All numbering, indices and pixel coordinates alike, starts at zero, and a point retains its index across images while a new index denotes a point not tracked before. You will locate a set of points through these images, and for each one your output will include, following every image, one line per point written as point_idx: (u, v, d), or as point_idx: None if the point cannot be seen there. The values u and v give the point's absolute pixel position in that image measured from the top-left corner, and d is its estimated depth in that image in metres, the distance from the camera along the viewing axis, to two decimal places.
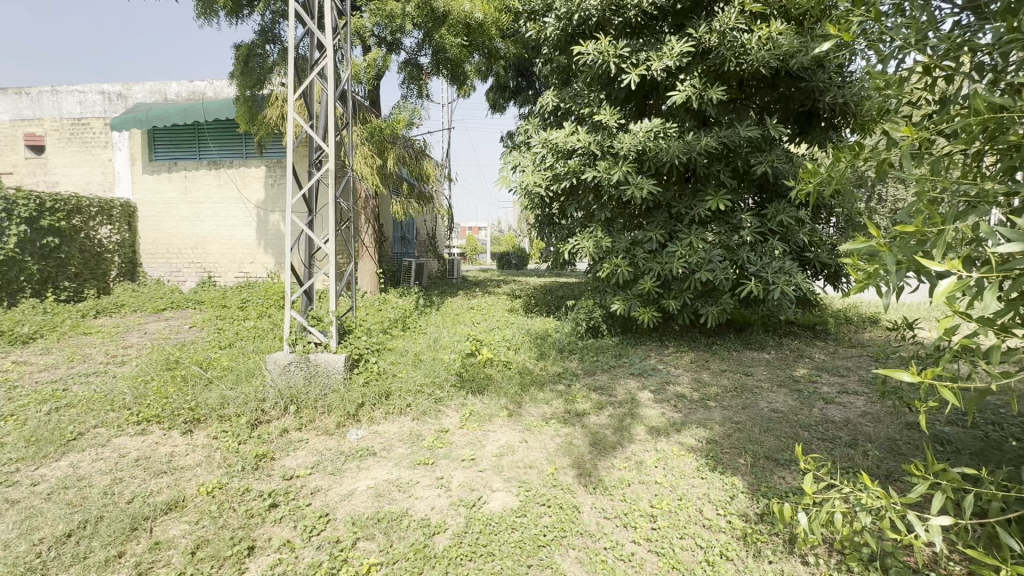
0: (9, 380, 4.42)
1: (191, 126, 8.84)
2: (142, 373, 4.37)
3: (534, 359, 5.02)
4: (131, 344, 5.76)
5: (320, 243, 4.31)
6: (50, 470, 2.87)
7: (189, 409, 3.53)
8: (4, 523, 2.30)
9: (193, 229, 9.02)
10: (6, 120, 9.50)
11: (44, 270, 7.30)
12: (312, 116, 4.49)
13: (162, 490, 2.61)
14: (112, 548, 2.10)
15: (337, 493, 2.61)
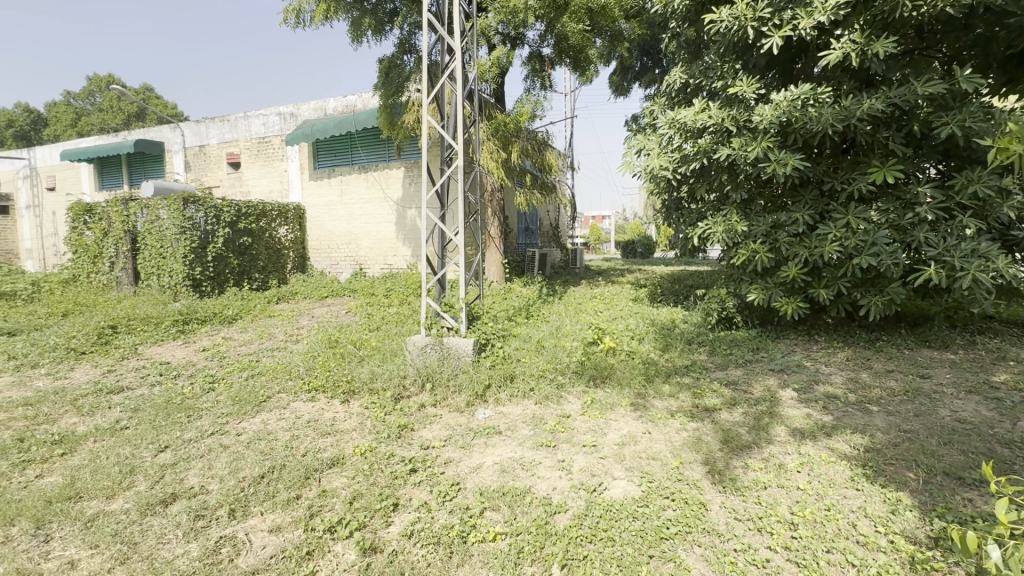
0: (220, 352, 5.55)
1: (345, 136, 10.07)
2: (312, 349, 5.16)
3: (659, 350, 4.83)
4: (302, 326, 6.83)
5: (452, 236, 4.64)
6: (248, 424, 3.55)
7: (347, 382, 4.09)
8: (221, 462, 2.92)
9: (347, 226, 10.29)
10: (213, 143, 11.66)
11: (241, 264, 9.04)
12: (442, 117, 4.81)
13: (328, 447, 3.08)
14: (292, 491, 2.55)
15: (467, 465, 2.82)
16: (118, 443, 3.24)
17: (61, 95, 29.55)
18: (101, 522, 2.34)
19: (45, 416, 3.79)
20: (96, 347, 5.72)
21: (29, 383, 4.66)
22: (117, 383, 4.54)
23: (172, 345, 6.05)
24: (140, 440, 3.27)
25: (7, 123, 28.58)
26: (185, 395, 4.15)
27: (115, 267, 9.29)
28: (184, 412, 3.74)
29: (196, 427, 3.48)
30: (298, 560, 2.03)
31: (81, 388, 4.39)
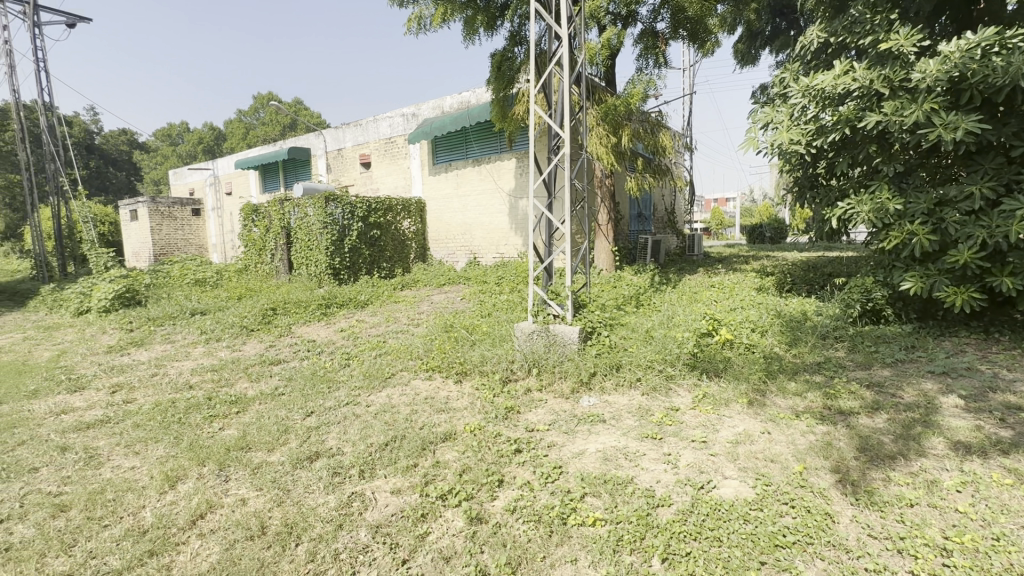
0: (355, 332, 6.28)
1: (461, 132, 10.58)
2: (430, 333, 5.59)
3: (784, 344, 4.40)
4: (423, 311, 7.41)
5: (559, 224, 4.66)
6: (376, 397, 3.99)
7: (460, 364, 4.37)
8: (354, 428, 3.33)
9: (462, 217, 10.84)
10: (348, 146, 13.02)
11: (372, 254, 10.04)
12: (550, 105, 4.81)
13: (442, 423, 3.34)
14: (411, 459, 2.82)
15: (569, 450, 2.87)
16: (277, 406, 3.86)
17: (236, 114, 35.18)
18: (265, 470, 2.81)
19: (227, 380, 4.65)
20: (261, 325, 6.82)
21: (216, 353, 5.74)
22: (277, 356, 5.39)
23: (317, 325, 6.97)
24: (293, 404, 3.86)
25: (199, 141, 34.80)
26: (327, 368, 4.80)
27: (275, 258, 10.91)
28: (326, 383, 4.32)
29: (335, 397, 4.00)
30: (414, 520, 2.25)
31: (251, 359, 5.30)
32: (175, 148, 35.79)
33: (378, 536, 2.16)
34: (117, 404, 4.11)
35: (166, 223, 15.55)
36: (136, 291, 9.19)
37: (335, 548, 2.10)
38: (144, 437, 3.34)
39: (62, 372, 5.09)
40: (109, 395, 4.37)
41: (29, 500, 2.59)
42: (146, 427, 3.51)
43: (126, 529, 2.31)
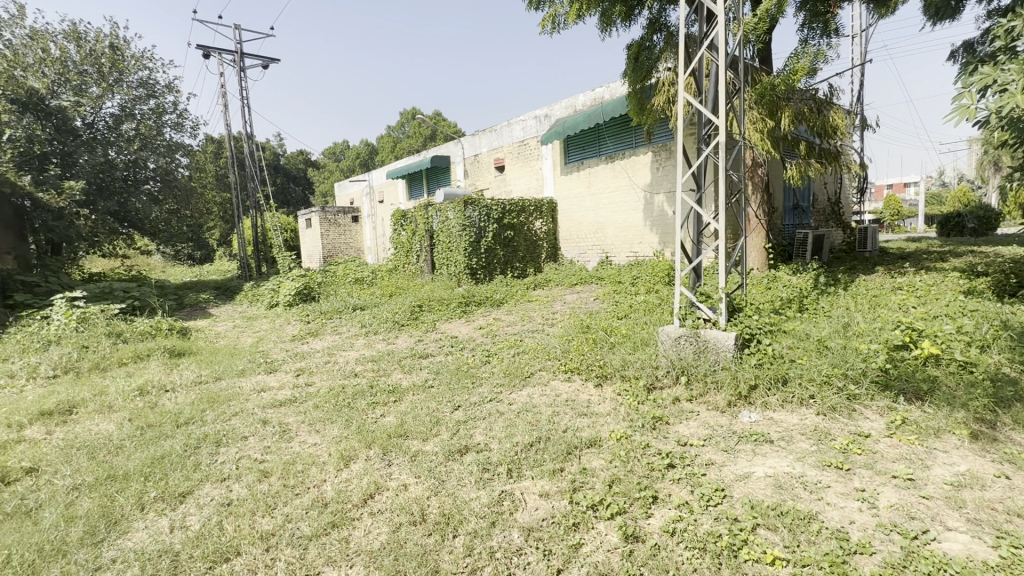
0: (493, 330, 6.51)
1: (594, 129, 10.42)
2: (567, 333, 5.55)
3: (1016, 363, 3.47)
4: (556, 310, 7.41)
5: (710, 220, 4.26)
6: (517, 395, 4.04)
7: (600, 367, 4.25)
8: (499, 425, 3.41)
9: (594, 216, 10.66)
10: (484, 151, 13.63)
11: (506, 255, 10.39)
12: (700, 92, 4.43)
13: (586, 427, 3.26)
14: (557, 463, 2.78)
15: (732, 472, 2.57)
16: (427, 398, 4.13)
17: (387, 130, 39.25)
18: (422, 458, 3.01)
19: (384, 370, 5.13)
20: (410, 321, 7.43)
21: (374, 345, 6.39)
22: (425, 350, 5.81)
23: (459, 322, 7.38)
24: (442, 397, 4.10)
25: (357, 156, 39.59)
26: (470, 364, 5.03)
27: (420, 259, 11.88)
28: (470, 378, 4.52)
29: (479, 393, 4.15)
30: (565, 528, 2.19)
31: (404, 352, 5.79)
32: (339, 164, 41.17)
33: (530, 540, 2.15)
34: (300, 386, 4.77)
35: (333, 230, 17.87)
36: (311, 289, 10.70)
37: (490, 546, 2.13)
38: (322, 418, 3.81)
39: (260, 356, 6.09)
40: (295, 378, 5.12)
41: (242, 464, 3.09)
42: (324, 408, 4.01)
43: (312, 500, 2.62)
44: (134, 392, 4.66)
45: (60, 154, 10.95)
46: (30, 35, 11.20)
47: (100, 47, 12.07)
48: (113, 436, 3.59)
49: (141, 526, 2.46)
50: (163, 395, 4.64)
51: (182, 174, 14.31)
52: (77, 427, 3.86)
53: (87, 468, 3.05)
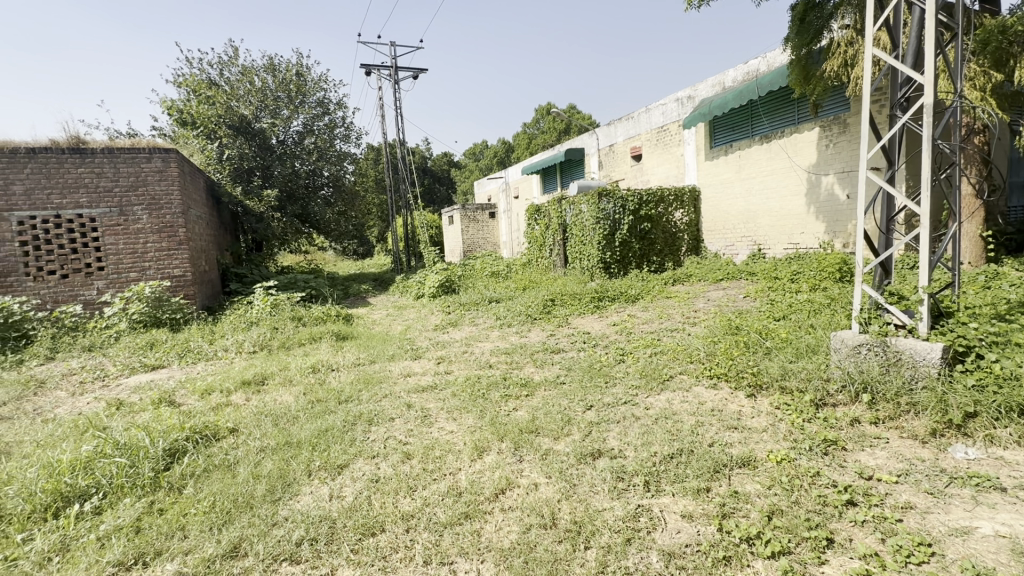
0: (628, 327, 6.20)
1: (746, 107, 9.34)
2: (712, 334, 5.03)
3: None
4: (699, 308, 6.80)
5: (908, 203, 3.45)
6: (655, 400, 3.74)
7: (753, 374, 3.75)
8: (634, 431, 3.19)
9: (745, 204, 9.58)
10: (620, 141, 13.13)
11: (642, 248, 9.92)
12: (897, 46, 3.59)
13: (737, 444, 2.87)
14: (702, 481, 2.48)
15: (942, 523, 2.03)
16: (559, 395, 4.05)
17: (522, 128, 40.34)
18: (552, 458, 2.93)
19: (517, 363, 5.20)
20: (542, 315, 7.47)
21: (508, 337, 6.54)
22: (557, 345, 5.76)
23: (591, 317, 7.20)
24: (575, 395, 3.99)
25: (495, 154, 41.41)
26: (603, 362, 4.84)
27: (553, 253, 11.92)
28: (603, 377, 4.33)
29: (613, 394, 3.94)
30: (713, 561, 1.93)
31: (536, 346, 5.82)
32: (478, 163, 43.47)
33: (672, 567, 1.93)
34: (440, 374, 5.07)
35: (472, 226, 18.94)
36: (452, 281, 11.41)
37: (626, 565, 1.97)
38: (459, 406, 3.96)
39: (407, 343, 6.63)
40: (436, 365, 5.46)
41: (389, 443, 3.34)
42: (462, 397, 4.18)
43: (448, 487, 2.71)
44: (309, 369, 5.41)
45: (261, 168, 13.32)
46: (241, 71, 13.71)
47: (289, 75, 14.26)
48: (291, 407, 4.18)
49: (308, 490, 2.78)
50: (329, 374, 5.31)
51: (349, 180, 16.33)
52: (266, 397, 4.59)
53: (271, 433, 3.58)
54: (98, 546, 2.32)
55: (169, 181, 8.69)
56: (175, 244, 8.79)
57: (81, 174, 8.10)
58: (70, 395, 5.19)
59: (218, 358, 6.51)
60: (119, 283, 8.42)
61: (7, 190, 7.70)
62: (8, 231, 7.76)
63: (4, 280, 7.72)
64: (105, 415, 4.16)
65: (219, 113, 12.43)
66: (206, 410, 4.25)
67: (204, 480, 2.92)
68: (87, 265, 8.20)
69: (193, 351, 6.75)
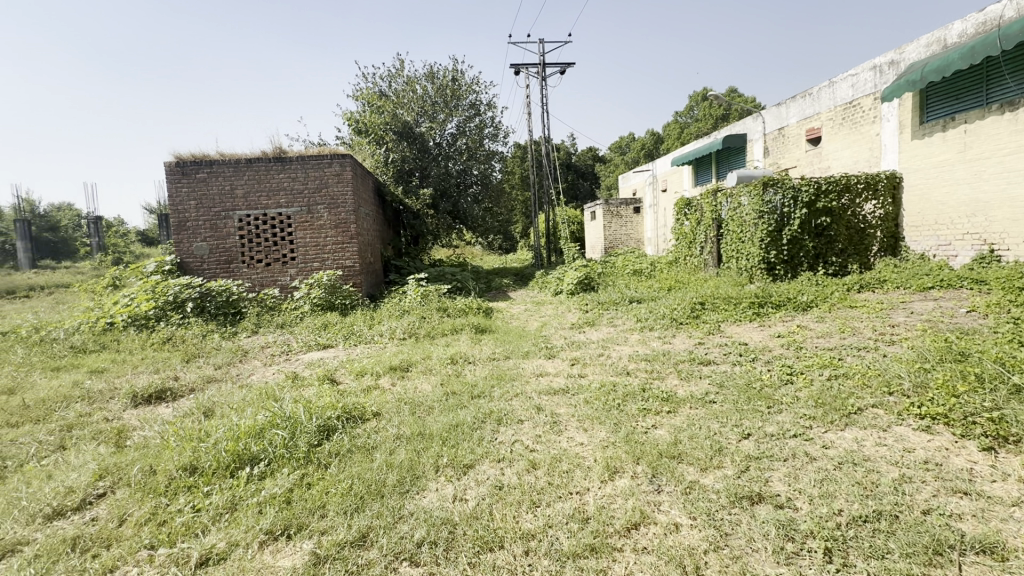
0: (797, 341, 5.23)
1: (979, 68, 7.28)
2: (920, 359, 3.93)
3: None
4: (898, 323, 5.46)
5: None
6: (836, 437, 3.00)
7: (991, 421, 2.78)
8: (806, 476, 2.56)
9: (970, 192, 7.50)
10: (792, 123, 11.36)
11: (817, 247, 8.45)
12: None
13: (968, 519, 2.11)
14: (914, 566, 1.84)
15: None
16: (707, 415, 3.51)
17: (673, 117, 37.97)
18: (697, 495, 2.48)
19: (658, 372, 4.70)
20: (689, 319, 6.76)
21: (648, 342, 6.02)
22: (706, 355, 5.10)
23: (749, 326, 6.28)
24: (727, 418, 3.41)
25: (642, 146, 39.64)
26: (764, 381, 4.10)
27: (704, 251, 10.83)
28: (764, 400, 3.65)
29: (776, 422, 3.28)
30: None
31: (681, 354, 5.23)
32: (623, 157, 42.10)
33: None
34: (573, 376, 4.84)
35: (615, 221, 18.51)
36: (592, 279, 11.08)
37: None
38: (591, 416, 3.67)
39: (543, 341, 6.52)
40: (570, 367, 5.24)
41: (515, 448, 3.21)
42: (594, 406, 3.88)
43: (572, 509, 2.45)
44: (447, 360, 5.61)
45: (419, 168, 14.53)
46: (405, 82, 15.09)
47: (445, 81, 15.27)
48: (429, 397, 4.32)
49: (434, 487, 2.77)
50: (466, 366, 5.44)
51: (496, 178, 16.95)
52: (408, 384, 4.85)
53: (407, 422, 3.72)
54: (257, 510, 2.57)
55: (345, 183, 9.86)
56: (348, 238, 9.95)
57: (281, 179, 9.63)
58: (262, 365, 6.16)
59: (375, 342, 7.18)
60: (306, 271, 9.82)
61: (232, 193, 9.49)
62: (231, 226, 9.50)
63: (229, 266, 9.52)
64: (282, 386, 4.79)
65: (386, 121, 13.84)
66: (358, 391, 4.64)
67: (345, 460, 3.10)
68: (284, 255, 9.73)
69: (355, 334, 7.54)
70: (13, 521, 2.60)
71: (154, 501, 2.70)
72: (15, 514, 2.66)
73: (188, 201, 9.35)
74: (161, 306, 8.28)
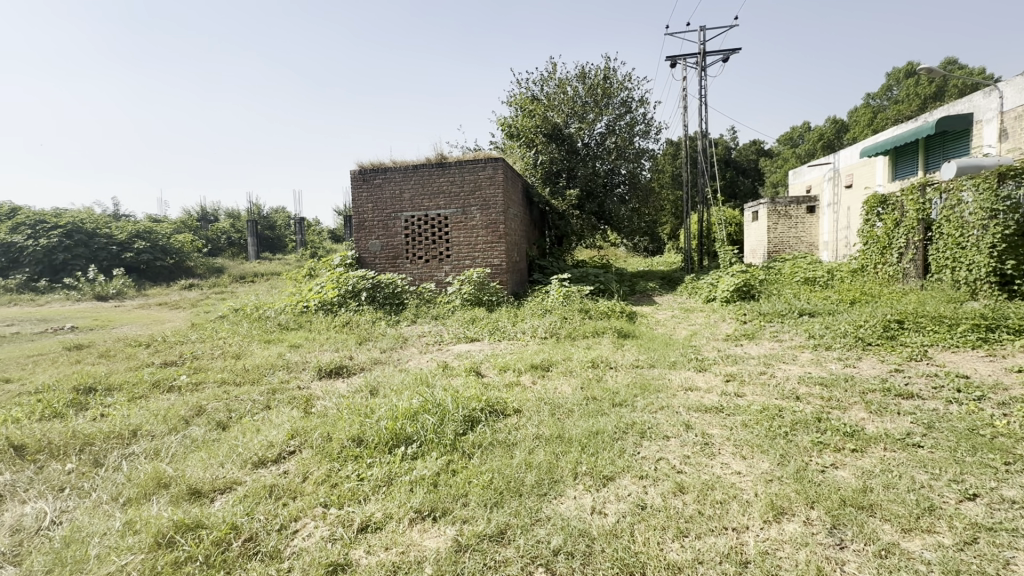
0: None
1: None
2: None
3: None
4: None
5: None
6: None
7: None
8: None
9: None
10: None
11: None
12: None
13: None
14: None
15: None
16: (910, 462, 2.84)
17: (865, 100, 32.37)
18: (898, 562, 1.99)
19: (838, 401, 3.96)
20: (881, 341, 5.62)
21: (825, 364, 5.14)
22: (907, 387, 4.15)
23: (971, 355, 4.98)
24: (940, 470, 2.71)
25: (821, 137, 34.58)
26: (998, 430, 3.17)
27: (903, 259, 8.97)
28: (999, 454, 2.82)
29: (1020, 486, 2.50)
30: None
31: (871, 381, 4.35)
32: (795, 149, 37.24)
33: None
34: (728, 394, 4.35)
35: (782, 222, 16.45)
36: (752, 286, 9.94)
37: None
38: (751, 442, 3.24)
39: (692, 351, 6.02)
40: (724, 383, 4.73)
41: (660, 467, 2.97)
42: (755, 432, 3.41)
43: (728, 548, 2.16)
44: (589, 363, 5.50)
45: (567, 169, 14.64)
46: (557, 84, 15.31)
47: (596, 81, 15.11)
48: (568, 399, 4.26)
49: (572, 494, 2.70)
50: (607, 371, 5.27)
51: (645, 177, 16.26)
52: (549, 384, 4.87)
53: (547, 422, 3.70)
54: (408, 488, 2.78)
55: (497, 185, 10.35)
56: (497, 238, 10.43)
57: (442, 183, 10.50)
58: (419, 352, 6.77)
59: (517, 339, 7.39)
60: (459, 268, 10.57)
61: (401, 197, 10.62)
62: (399, 226, 10.65)
63: (395, 262, 10.69)
64: (434, 374, 5.18)
65: (537, 124, 14.20)
66: (501, 385, 4.80)
67: (487, 453, 3.19)
68: (441, 253, 10.60)
69: (500, 330, 7.85)
70: (232, 463, 3.21)
71: (329, 465, 3.10)
72: (234, 457, 3.28)
73: (366, 204, 10.73)
74: (342, 294, 9.65)
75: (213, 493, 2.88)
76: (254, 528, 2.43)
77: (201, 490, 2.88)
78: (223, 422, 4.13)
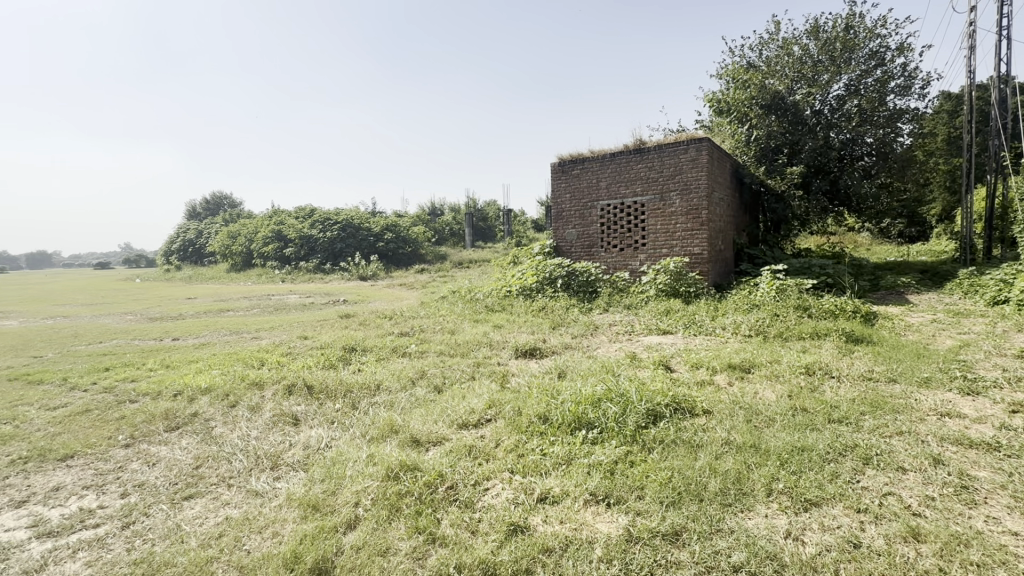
0: None
1: None
2: None
3: None
4: None
5: None
6: None
7: None
8: None
9: None
10: None
11: None
12: None
13: None
14: None
15: None
16: None
17: None
18: None
19: None
20: None
21: None
22: None
23: None
24: None
25: None
26: None
27: None
28: None
29: None
30: None
31: None
32: None
33: None
34: (1013, 430, 3.26)
35: None
36: None
37: None
38: None
39: (958, 368, 4.67)
40: (1007, 415, 3.56)
41: (888, 504, 2.44)
42: None
43: None
44: (801, 369, 4.77)
45: (790, 144, 12.62)
46: (781, 46, 13.27)
47: (835, 33, 12.58)
48: (771, 407, 3.79)
49: (762, 512, 2.44)
50: (826, 381, 4.49)
51: (904, 144, 12.90)
52: (748, 387, 4.39)
53: (741, 429, 3.37)
54: (586, 471, 2.89)
55: (700, 168, 9.54)
56: (699, 225, 9.62)
57: (639, 169, 10.23)
58: (608, 341, 6.83)
59: (715, 335, 6.82)
60: (655, 257, 10.16)
61: (597, 185, 10.76)
62: (595, 215, 10.82)
63: (591, 250, 10.92)
64: (621, 364, 5.18)
65: (753, 95, 12.59)
66: (690, 383, 4.53)
67: (669, 450, 3.09)
68: (636, 242, 10.37)
69: (696, 324, 7.36)
70: (443, 422, 3.81)
71: (518, 436, 3.42)
72: (445, 417, 3.89)
73: (564, 194, 11.22)
74: (540, 281, 10.33)
75: (428, 444, 3.48)
76: (455, 479, 2.86)
77: (420, 440, 3.50)
78: (438, 386, 4.92)
